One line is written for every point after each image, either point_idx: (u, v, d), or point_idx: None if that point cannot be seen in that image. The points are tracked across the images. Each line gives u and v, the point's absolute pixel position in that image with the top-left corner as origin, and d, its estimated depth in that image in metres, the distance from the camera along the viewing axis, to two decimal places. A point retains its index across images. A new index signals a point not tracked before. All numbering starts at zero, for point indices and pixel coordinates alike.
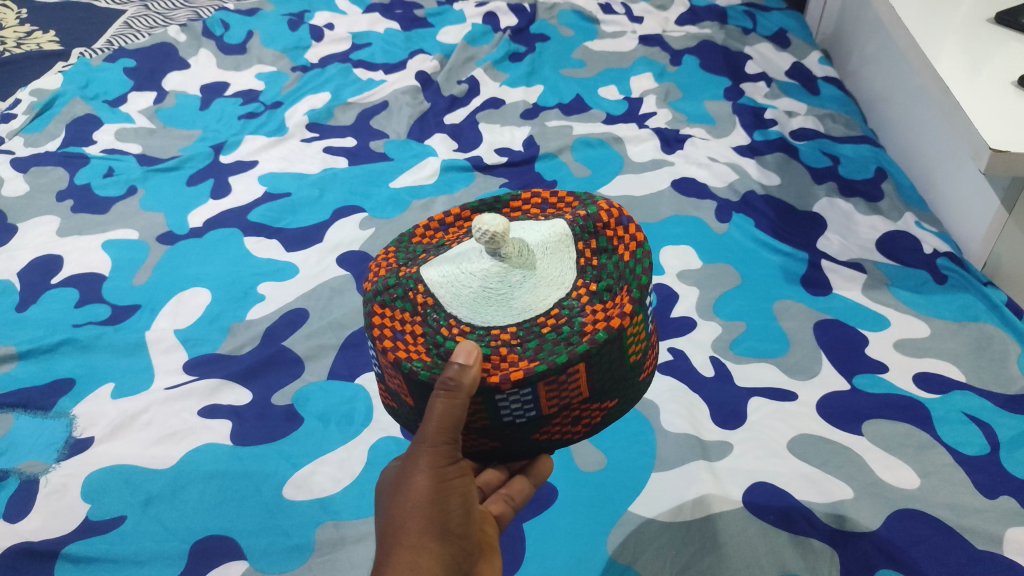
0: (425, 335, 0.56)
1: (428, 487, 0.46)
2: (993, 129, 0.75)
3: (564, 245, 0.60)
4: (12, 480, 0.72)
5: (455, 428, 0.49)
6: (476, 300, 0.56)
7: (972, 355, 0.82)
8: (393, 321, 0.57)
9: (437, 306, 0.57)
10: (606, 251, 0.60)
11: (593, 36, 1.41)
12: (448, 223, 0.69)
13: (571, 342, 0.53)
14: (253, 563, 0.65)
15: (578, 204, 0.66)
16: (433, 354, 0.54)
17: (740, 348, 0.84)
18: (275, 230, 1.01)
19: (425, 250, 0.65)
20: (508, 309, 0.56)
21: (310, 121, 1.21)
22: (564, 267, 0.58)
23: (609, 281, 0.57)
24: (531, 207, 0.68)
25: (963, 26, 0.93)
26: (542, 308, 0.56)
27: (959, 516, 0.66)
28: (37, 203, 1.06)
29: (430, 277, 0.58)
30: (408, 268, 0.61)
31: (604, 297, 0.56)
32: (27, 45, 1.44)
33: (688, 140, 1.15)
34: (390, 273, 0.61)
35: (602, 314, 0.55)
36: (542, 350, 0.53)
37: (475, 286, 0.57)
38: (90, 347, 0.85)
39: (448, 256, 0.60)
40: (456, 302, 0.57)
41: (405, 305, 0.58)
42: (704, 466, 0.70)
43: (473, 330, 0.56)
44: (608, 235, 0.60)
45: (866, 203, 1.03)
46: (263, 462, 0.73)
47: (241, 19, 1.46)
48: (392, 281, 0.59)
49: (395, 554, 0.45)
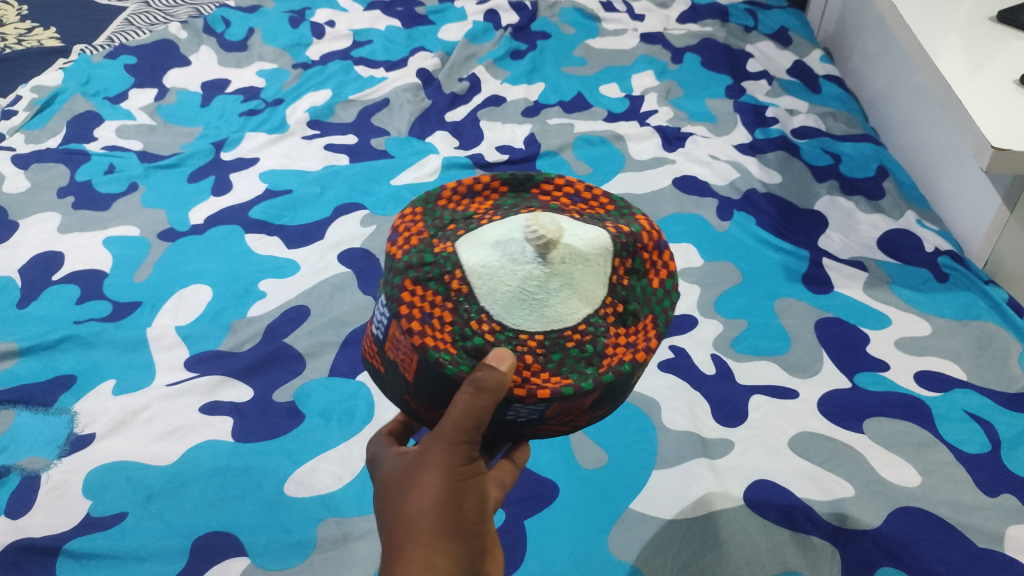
0: (451, 323, 0.45)
1: (443, 485, 0.45)
2: (994, 127, 0.75)
3: (609, 252, 0.47)
4: (13, 476, 0.72)
5: (476, 428, 0.44)
6: (511, 299, 0.44)
7: (973, 353, 0.82)
8: (422, 302, 0.45)
9: (471, 296, 0.45)
10: (636, 273, 0.49)
11: (594, 34, 1.41)
12: (478, 185, 0.54)
13: (593, 363, 0.45)
14: (254, 559, 0.65)
15: (615, 210, 0.53)
16: (459, 346, 0.44)
17: (742, 345, 0.84)
18: (275, 228, 1.01)
19: (453, 219, 0.51)
20: (544, 316, 0.45)
21: (311, 118, 1.21)
22: (601, 278, 0.47)
23: (635, 306, 0.49)
24: (562, 195, 0.54)
25: (965, 25, 0.93)
26: (575, 321, 0.45)
27: (960, 514, 0.66)
28: (37, 199, 1.06)
29: (468, 261, 0.45)
30: (441, 240, 0.49)
31: (629, 320, 0.48)
32: (27, 41, 1.44)
33: (689, 138, 1.15)
34: (420, 244, 0.49)
35: (626, 340, 0.47)
36: (565, 366, 0.45)
37: (514, 283, 0.44)
38: (91, 343, 0.85)
39: (487, 234, 0.46)
40: (491, 296, 0.45)
41: (438, 287, 0.45)
42: (705, 463, 0.70)
43: (502, 330, 0.45)
44: (645, 257, 0.50)
45: (867, 201, 1.03)
46: (264, 459, 0.73)
47: (241, 16, 1.46)
48: (426, 257, 0.47)
49: (408, 553, 0.44)
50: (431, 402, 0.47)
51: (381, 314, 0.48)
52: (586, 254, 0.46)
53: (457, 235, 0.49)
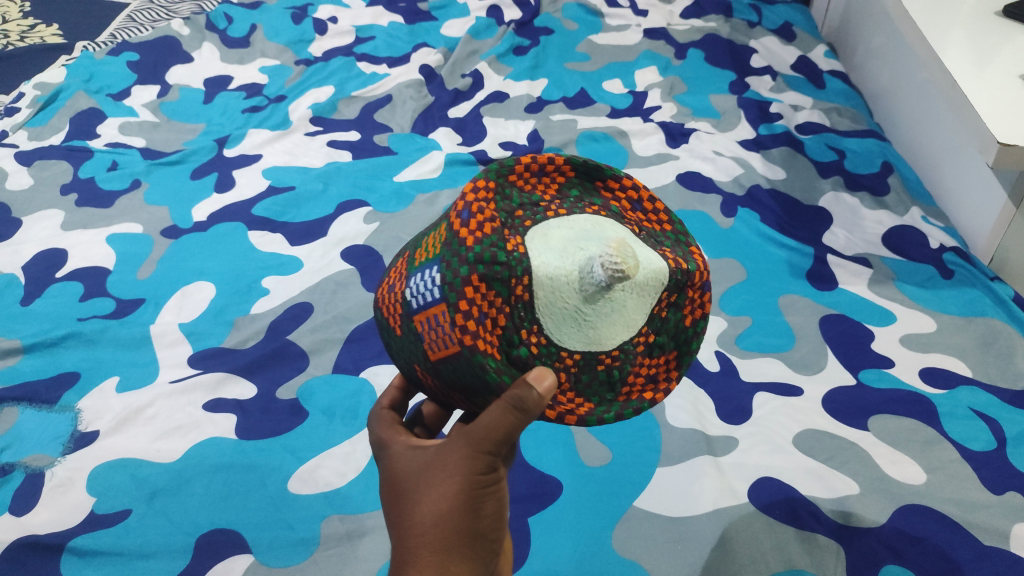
0: (502, 327, 0.39)
1: (462, 493, 0.45)
2: (1001, 123, 0.74)
3: (665, 284, 0.42)
4: (17, 473, 0.72)
5: (504, 440, 0.42)
6: (563, 315, 0.39)
7: (978, 350, 0.82)
8: (479, 301, 0.38)
9: (529, 305, 0.39)
10: (675, 307, 0.44)
11: (597, 29, 1.40)
12: (552, 162, 0.44)
13: (613, 390, 0.43)
14: (258, 557, 0.65)
15: (674, 232, 0.47)
16: (504, 352, 0.39)
17: (746, 342, 0.84)
18: (279, 224, 1.01)
19: (523, 203, 0.42)
20: (588, 337, 0.41)
21: (314, 114, 1.21)
22: (647, 308, 0.43)
23: (665, 339, 0.44)
24: (624, 198, 0.47)
25: (970, 20, 0.92)
26: (611, 345, 0.42)
27: (965, 512, 0.65)
28: (41, 197, 1.06)
29: (538, 267, 0.39)
30: (510, 234, 0.40)
31: (656, 352, 0.44)
32: (30, 38, 1.44)
33: (693, 134, 1.15)
34: (491, 234, 0.39)
35: (648, 372, 0.44)
36: (590, 388, 0.42)
37: (573, 303, 0.39)
38: (95, 340, 0.85)
39: (558, 237, 0.40)
40: (547, 307, 0.39)
41: (499, 289, 0.38)
42: (709, 461, 0.70)
43: (545, 345, 0.40)
44: (689, 296, 0.45)
45: (872, 197, 1.03)
46: (269, 456, 0.73)
47: (244, 12, 1.46)
48: (498, 254, 0.38)
49: (421, 556, 0.44)
50: (458, 387, 0.41)
51: (428, 287, 0.40)
52: (646, 285, 0.41)
53: (524, 225, 0.41)
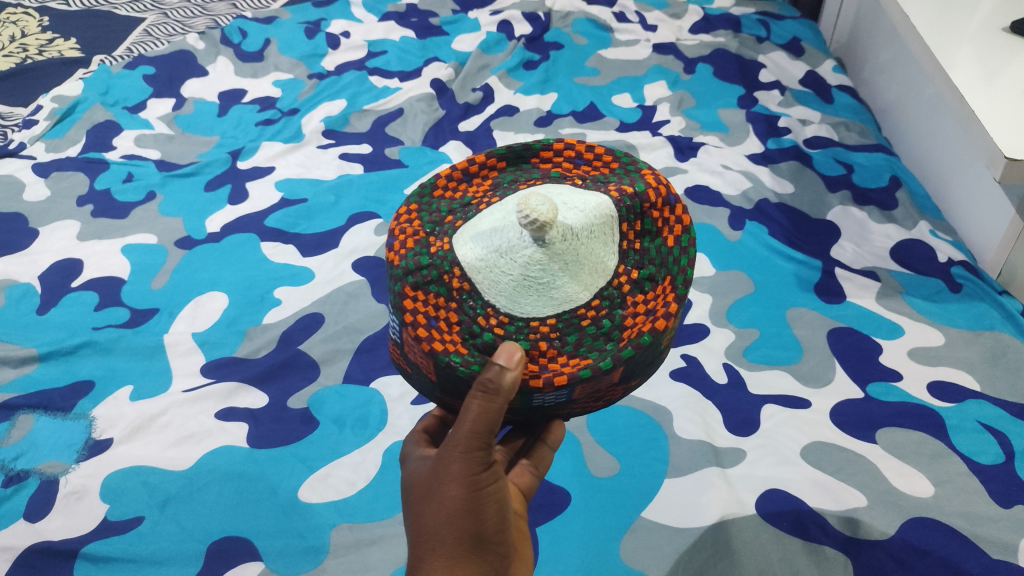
0: (460, 323, 0.52)
1: (462, 496, 0.46)
2: (1007, 137, 0.75)
3: (608, 222, 0.53)
4: (33, 479, 0.73)
5: (490, 432, 0.46)
6: (515, 287, 0.51)
7: (986, 363, 0.82)
8: (427, 306, 0.52)
9: (474, 292, 0.52)
10: (650, 234, 0.55)
11: (606, 44, 1.42)
12: (474, 166, 0.61)
13: (611, 339, 0.52)
14: (269, 564, 0.66)
15: (618, 167, 0.60)
16: (470, 345, 0.51)
17: (754, 355, 0.84)
18: (291, 236, 1.02)
19: (451, 209, 0.58)
20: (551, 300, 0.51)
21: (326, 128, 1.23)
22: (604, 247, 0.53)
23: (652, 270, 0.54)
24: (566, 159, 0.62)
25: (977, 35, 0.93)
26: (585, 300, 0.52)
27: (973, 525, 0.66)
28: (57, 208, 1.08)
29: (466, 257, 0.52)
30: (439, 239, 0.54)
31: (645, 286, 0.54)
32: (48, 52, 1.47)
33: (701, 148, 1.16)
34: (416, 246, 0.54)
35: (644, 308, 0.53)
36: (582, 346, 0.52)
37: (517, 272, 0.51)
38: (110, 349, 0.86)
39: (480, 224, 0.53)
40: (494, 289, 0.52)
41: (439, 289, 0.52)
42: (717, 472, 0.70)
43: (510, 321, 0.52)
44: (655, 216, 0.55)
45: (880, 211, 1.03)
46: (279, 465, 0.74)
47: (258, 27, 1.48)
48: (423, 259, 0.53)
49: (430, 562, 0.46)
50: (452, 389, 0.53)
51: (396, 320, 0.55)
52: (578, 232, 0.51)
53: (455, 225, 0.56)
